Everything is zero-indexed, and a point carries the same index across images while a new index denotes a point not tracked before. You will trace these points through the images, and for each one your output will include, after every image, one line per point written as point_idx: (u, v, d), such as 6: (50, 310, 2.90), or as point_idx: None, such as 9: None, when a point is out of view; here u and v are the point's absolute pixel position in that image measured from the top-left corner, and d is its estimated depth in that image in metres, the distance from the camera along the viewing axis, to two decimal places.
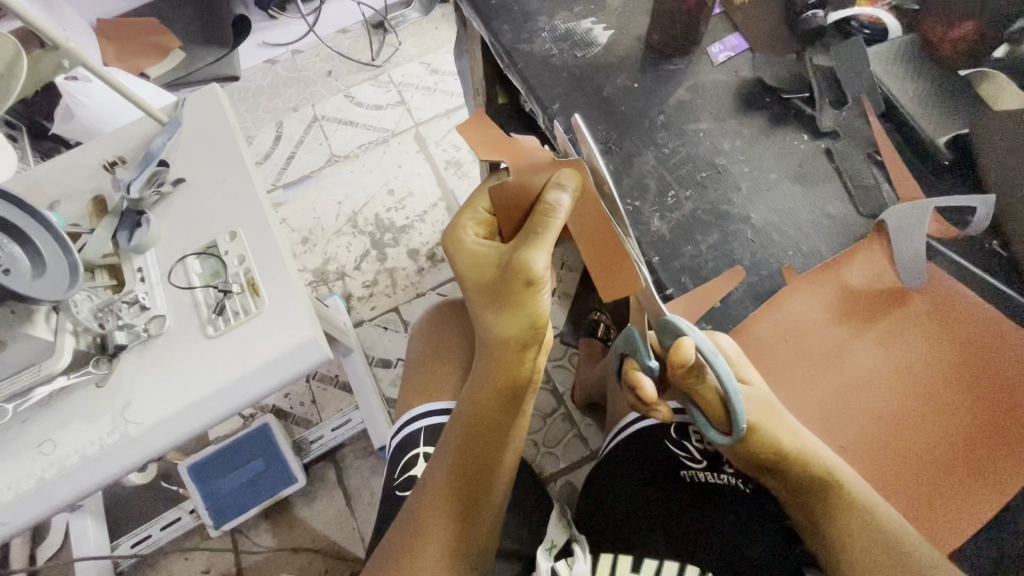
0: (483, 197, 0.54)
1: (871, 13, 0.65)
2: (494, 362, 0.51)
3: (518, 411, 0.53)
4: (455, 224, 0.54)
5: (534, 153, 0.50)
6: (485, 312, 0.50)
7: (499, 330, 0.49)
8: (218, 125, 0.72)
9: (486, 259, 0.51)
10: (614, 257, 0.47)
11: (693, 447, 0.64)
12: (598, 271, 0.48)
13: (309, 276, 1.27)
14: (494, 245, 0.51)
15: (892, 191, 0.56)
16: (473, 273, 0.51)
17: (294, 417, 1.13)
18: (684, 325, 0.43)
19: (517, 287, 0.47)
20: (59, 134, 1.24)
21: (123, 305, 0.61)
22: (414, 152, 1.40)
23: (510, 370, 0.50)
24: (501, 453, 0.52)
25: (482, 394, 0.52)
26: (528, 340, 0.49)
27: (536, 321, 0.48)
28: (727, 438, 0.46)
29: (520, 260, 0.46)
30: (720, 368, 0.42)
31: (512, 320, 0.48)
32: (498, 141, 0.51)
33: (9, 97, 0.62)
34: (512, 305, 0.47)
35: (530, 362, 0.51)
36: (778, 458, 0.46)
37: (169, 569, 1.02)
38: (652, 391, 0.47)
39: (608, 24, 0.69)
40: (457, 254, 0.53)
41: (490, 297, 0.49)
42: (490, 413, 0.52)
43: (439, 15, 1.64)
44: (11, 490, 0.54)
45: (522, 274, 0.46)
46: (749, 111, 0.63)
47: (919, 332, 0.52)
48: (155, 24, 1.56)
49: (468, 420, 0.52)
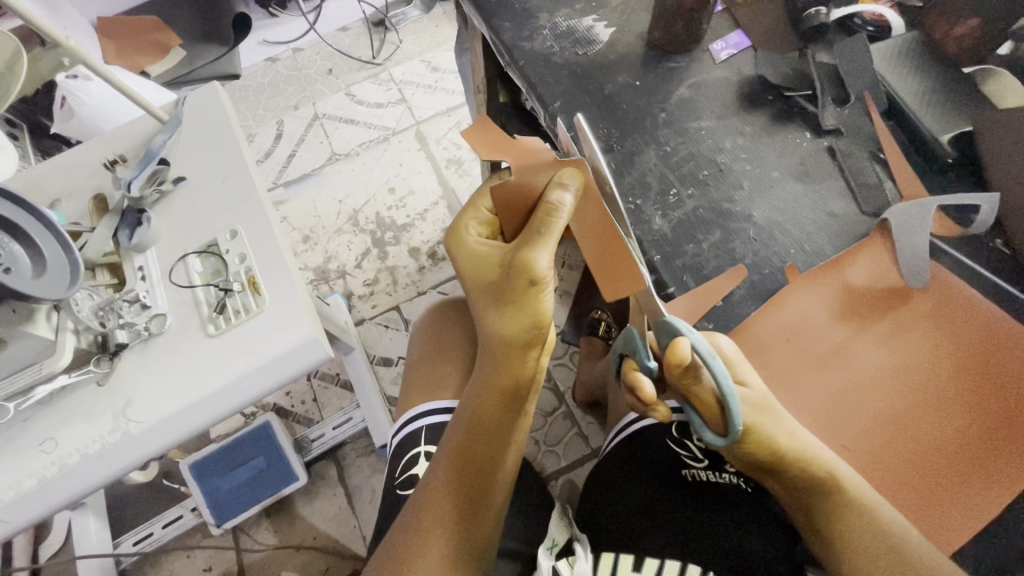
0: (485, 197, 0.54)
1: (874, 10, 0.64)
2: (496, 362, 0.51)
3: (519, 411, 0.52)
4: (457, 224, 0.54)
5: (536, 152, 0.50)
6: (488, 311, 0.50)
7: (501, 330, 0.49)
8: (218, 124, 0.71)
9: (488, 259, 0.51)
10: (615, 256, 0.47)
11: (694, 446, 0.64)
12: (602, 272, 0.48)
13: (310, 274, 1.27)
14: (496, 245, 0.51)
15: (895, 190, 0.56)
16: (475, 273, 0.51)
17: (295, 416, 1.13)
18: (681, 326, 0.43)
19: (520, 287, 0.47)
20: (59, 132, 1.24)
21: (124, 304, 0.61)
22: (414, 150, 1.40)
23: (512, 370, 0.50)
24: (503, 453, 0.52)
25: (483, 394, 0.52)
26: (530, 340, 0.49)
27: (538, 321, 0.48)
28: (723, 439, 0.45)
29: (524, 260, 0.46)
30: (716, 370, 0.42)
31: (514, 319, 0.48)
32: (499, 141, 0.51)
33: (9, 96, 0.62)
34: (515, 305, 0.48)
35: (532, 362, 0.51)
36: (779, 460, 0.46)
37: (171, 566, 1.02)
38: (651, 392, 0.46)
39: (609, 21, 0.69)
40: (459, 254, 0.53)
41: (493, 297, 0.49)
42: (491, 414, 0.52)
43: (440, 13, 1.64)
44: (11, 490, 0.54)
45: (525, 274, 0.46)
46: (752, 109, 0.62)
47: (921, 333, 0.51)
48: (155, 22, 1.56)
49: (469, 420, 0.52)
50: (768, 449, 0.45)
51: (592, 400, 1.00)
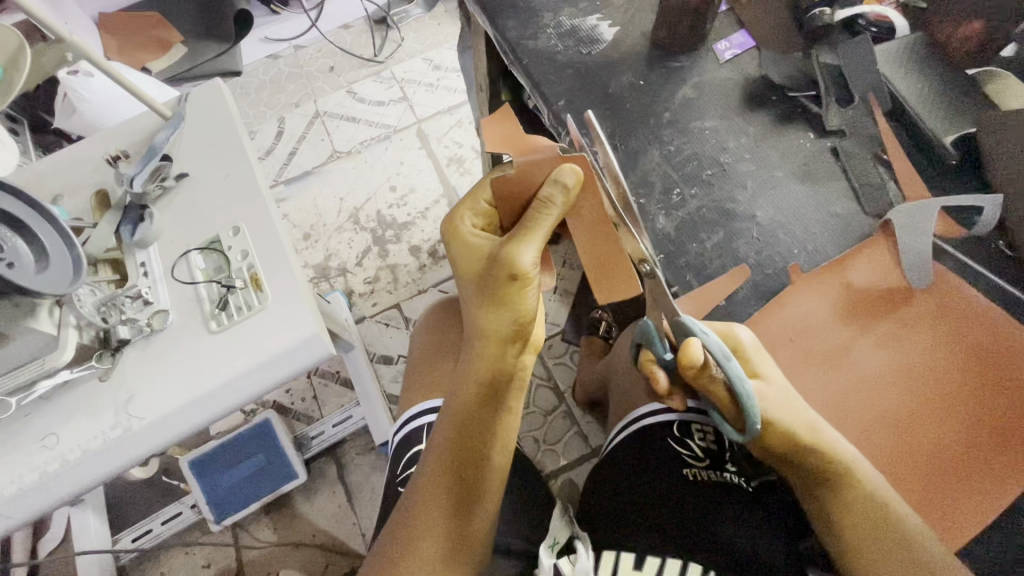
0: (485, 188, 0.53)
1: (878, 12, 0.63)
2: (478, 354, 0.52)
3: (504, 406, 0.52)
4: (455, 213, 0.53)
5: (541, 146, 0.50)
6: (473, 302, 0.51)
7: (483, 322, 0.50)
8: (222, 120, 0.71)
9: (480, 251, 0.52)
10: (610, 260, 0.49)
11: (695, 444, 0.65)
12: (596, 266, 0.50)
13: (310, 271, 1.27)
14: (490, 239, 0.52)
15: (898, 191, 0.56)
16: (466, 264, 0.52)
17: (294, 413, 1.13)
18: (697, 327, 0.43)
19: (502, 281, 0.48)
20: (60, 128, 1.24)
21: (126, 299, 0.61)
22: (416, 148, 1.39)
23: (492, 361, 0.51)
24: (488, 447, 0.52)
25: (468, 387, 0.52)
26: (512, 335, 0.50)
27: (520, 317, 0.49)
28: (739, 433, 0.48)
29: (509, 254, 0.48)
30: (731, 371, 0.43)
31: (495, 314, 0.49)
32: (508, 132, 0.51)
33: (13, 93, 0.62)
34: (497, 298, 0.49)
35: (513, 357, 0.52)
36: (797, 451, 0.46)
37: (169, 563, 1.02)
38: (665, 385, 0.49)
39: (614, 21, 0.69)
40: (452, 244, 0.53)
41: (478, 289, 0.51)
42: (478, 408, 0.52)
43: (442, 11, 1.63)
44: (12, 485, 0.54)
45: (509, 268, 0.48)
46: (755, 109, 0.62)
47: (925, 332, 0.51)
48: (157, 19, 1.56)
49: (459, 414, 0.52)
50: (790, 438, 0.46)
51: (592, 399, 1.01)
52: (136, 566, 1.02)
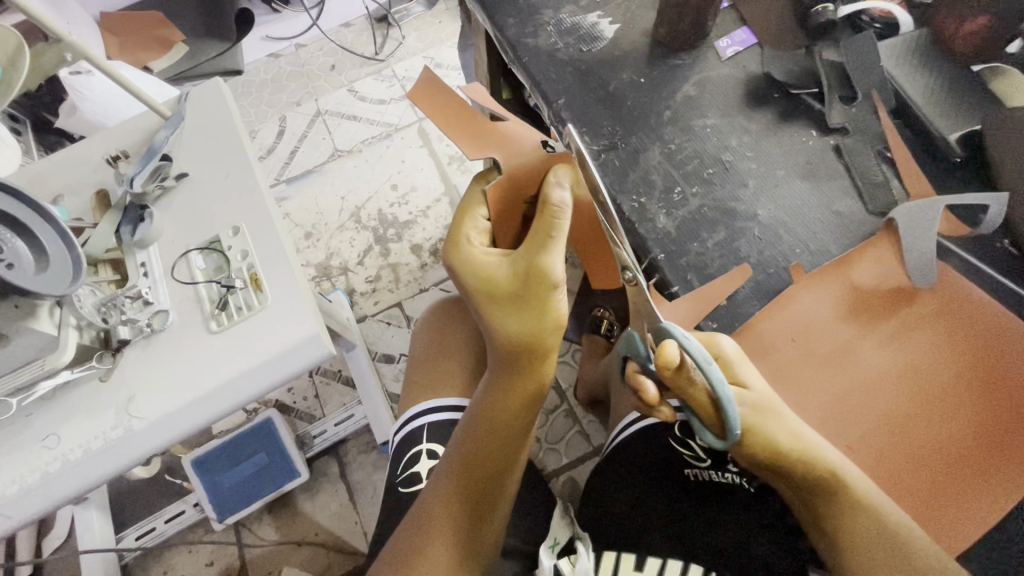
0: (481, 204, 0.52)
1: (883, 7, 0.63)
2: (514, 370, 0.51)
3: (533, 414, 0.53)
4: (458, 234, 0.51)
5: (521, 146, 0.51)
6: (503, 316, 0.49)
7: (519, 335, 0.48)
8: (220, 118, 0.71)
9: (496, 268, 0.49)
10: (597, 252, 0.56)
11: (697, 446, 0.62)
12: (588, 259, 0.57)
13: (313, 270, 1.27)
14: (505, 254, 0.49)
15: (902, 189, 0.55)
16: (483, 285, 0.49)
17: (297, 412, 1.13)
18: (677, 331, 0.43)
19: (539, 292, 0.47)
20: (62, 128, 1.23)
21: (126, 300, 0.61)
22: (417, 146, 1.39)
23: (531, 375, 0.51)
24: (517, 456, 0.52)
25: (504, 400, 0.51)
26: (548, 343, 0.49)
27: (558, 324, 0.48)
28: (721, 441, 0.44)
29: (540, 264, 0.46)
30: (711, 375, 0.42)
31: (534, 324, 0.48)
32: (476, 132, 0.51)
33: (12, 92, 0.62)
34: (534, 309, 0.47)
35: (550, 366, 0.51)
36: (785, 461, 0.44)
37: (173, 561, 1.03)
38: (653, 395, 0.45)
39: (614, 18, 0.68)
40: (460, 266, 0.50)
41: (508, 305, 0.48)
42: (505, 418, 0.51)
43: (443, 8, 1.62)
44: (14, 485, 0.54)
45: (545, 279, 0.46)
46: (757, 106, 0.62)
47: (929, 332, 0.51)
48: (158, 17, 1.54)
49: (480, 428, 0.52)
50: (768, 450, 0.44)
51: (594, 399, 1.00)
52: (140, 565, 1.02)
